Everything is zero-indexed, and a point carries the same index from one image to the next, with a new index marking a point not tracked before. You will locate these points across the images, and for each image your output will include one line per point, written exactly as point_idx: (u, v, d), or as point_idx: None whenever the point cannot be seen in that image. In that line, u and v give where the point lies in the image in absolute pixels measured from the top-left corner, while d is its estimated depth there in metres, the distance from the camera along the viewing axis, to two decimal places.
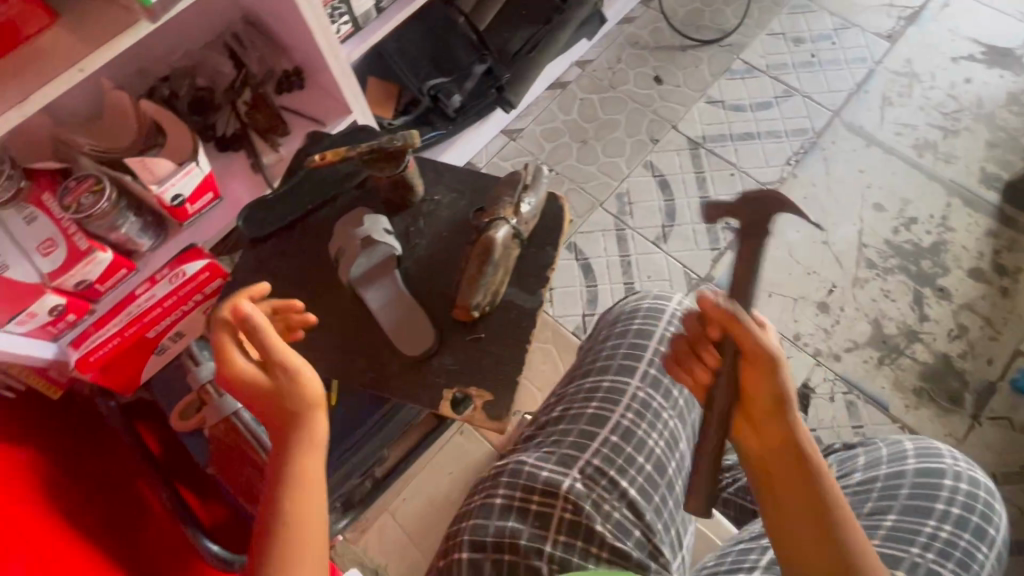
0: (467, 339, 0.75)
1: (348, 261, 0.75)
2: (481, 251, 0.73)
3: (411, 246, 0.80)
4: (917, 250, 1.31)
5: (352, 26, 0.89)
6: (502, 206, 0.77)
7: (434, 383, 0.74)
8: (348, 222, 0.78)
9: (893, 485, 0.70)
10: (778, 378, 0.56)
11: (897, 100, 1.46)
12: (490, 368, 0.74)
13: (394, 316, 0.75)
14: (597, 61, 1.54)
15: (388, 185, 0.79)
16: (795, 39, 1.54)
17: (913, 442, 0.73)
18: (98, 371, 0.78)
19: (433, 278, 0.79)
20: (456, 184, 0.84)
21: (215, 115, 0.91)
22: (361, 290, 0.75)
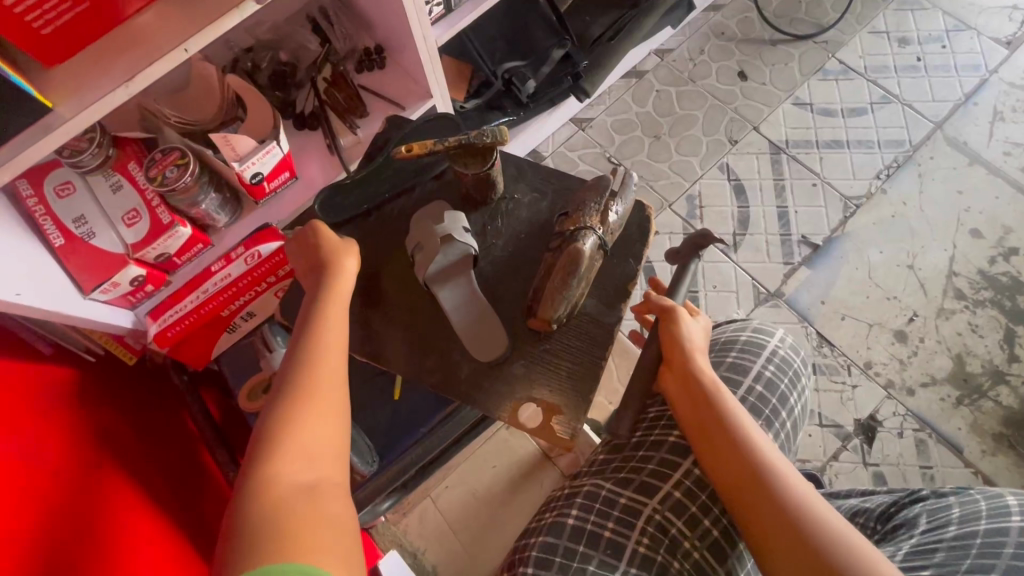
0: (539, 349, 0.73)
1: (426, 258, 0.72)
2: (567, 263, 0.69)
3: (487, 245, 0.78)
4: (1014, 284, 1.21)
5: (443, 8, 0.85)
6: (589, 212, 0.72)
7: (503, 391, 0.72)
8: (427, 216, 0.75)
9: (995, 542, 0.57)
10: (681, 330, 0.67)
11: (1009, 115, 1.33)
12: (563, 382, 0.72)
13: (468, 318, 0.72)
14: (678, 50, 1.46)
15: (471, 183, 0.76)
16: (900, 40, 1.41)
17: (1016, 497, 0.61)
18: (175, 346, 0.81)
19: (508, 282, 0.76)
20: (537, 183, 0.81)
21: (296, 92, 0.89)
22: (436, 288, 0.73)
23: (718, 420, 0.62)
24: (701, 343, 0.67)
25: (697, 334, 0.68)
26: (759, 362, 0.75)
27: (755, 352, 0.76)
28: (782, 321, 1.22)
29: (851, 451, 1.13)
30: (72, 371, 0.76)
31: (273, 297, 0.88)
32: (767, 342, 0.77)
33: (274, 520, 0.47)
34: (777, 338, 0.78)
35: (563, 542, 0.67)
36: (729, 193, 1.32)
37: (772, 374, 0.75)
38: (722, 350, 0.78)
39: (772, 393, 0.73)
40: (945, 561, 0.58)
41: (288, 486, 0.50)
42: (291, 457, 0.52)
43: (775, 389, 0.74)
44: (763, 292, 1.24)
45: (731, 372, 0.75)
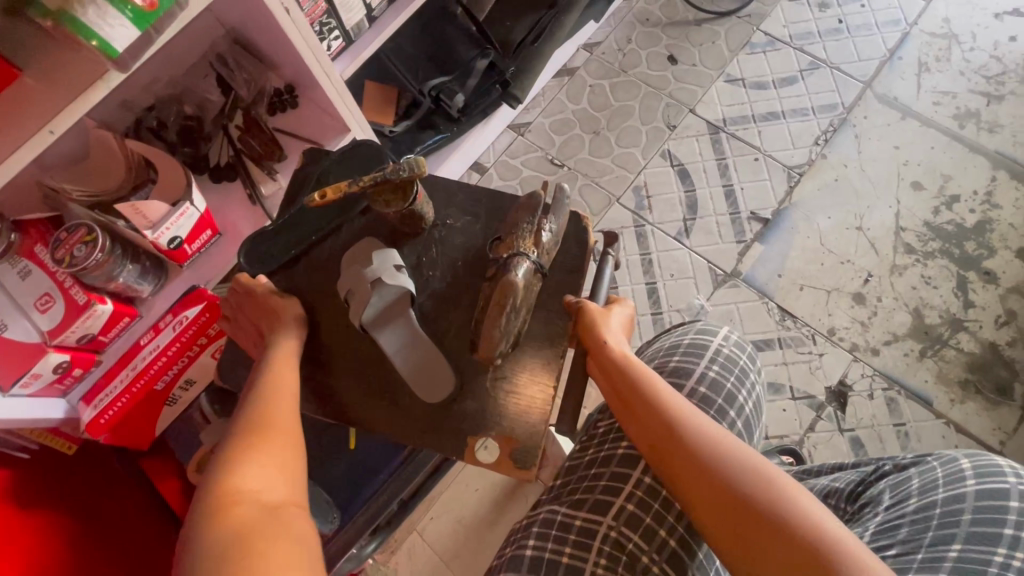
0: (491, 381, 0.71)
1: (359, 304, 0.68)
2: (500, 296, 0.65)
3: (424, 279, 0.75)
4: (960, 231, 1.23)
5: (344, 41, 0.82)
6: (521, 235, 0.70)
7: (458, 430, 0.69)
8: (356, 260, 0.72)
9: (953, 510, 0.57)
10: (593, 323, 0.67)
11: (934, 64, 1.35)
12: (515, 410, 0.70)
13: (412, 359, 0.69)
14: (605, 43, 1.45)
15: (397, 219, 0.73)
16: (820, 4, 1.42)
17: (969, 458, 0.61)
18: (110, 430, 0.76)
19: (450, 313, 0.74)
20: (469, 206, 0.79)
21: (207, 145, 0.86)
22: (375, 334, 0.69)
23: (650, 404, 0.61)
24: (615, 332, 0.67)
25: (611, 325, 0.68)
26: (702, 363, 0.75)
27: (699, 354, 0.76)
28: (742, 300, 1.22)
29: (825, 420, 1.14)
30: (10, 475, 0.70)
31: (209, 359, 0.83)
32: (710, 343, 0.77)
33: (236, 548, 0.43)
34: (720, 337, 0.78)
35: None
36: (674, 180, 1.32)
37: (717, 373, 0.74)
38: (667, 354, 0.78)
39: (717, 393, 0.73)
40: (909, 537, 0.58)
41: (249, 511, 0.47)
42: (247, 485, 0.49)
43: (721, 388, 0.73)
44: (720, 274, 1.24)
45: (674, 377, 0.75)
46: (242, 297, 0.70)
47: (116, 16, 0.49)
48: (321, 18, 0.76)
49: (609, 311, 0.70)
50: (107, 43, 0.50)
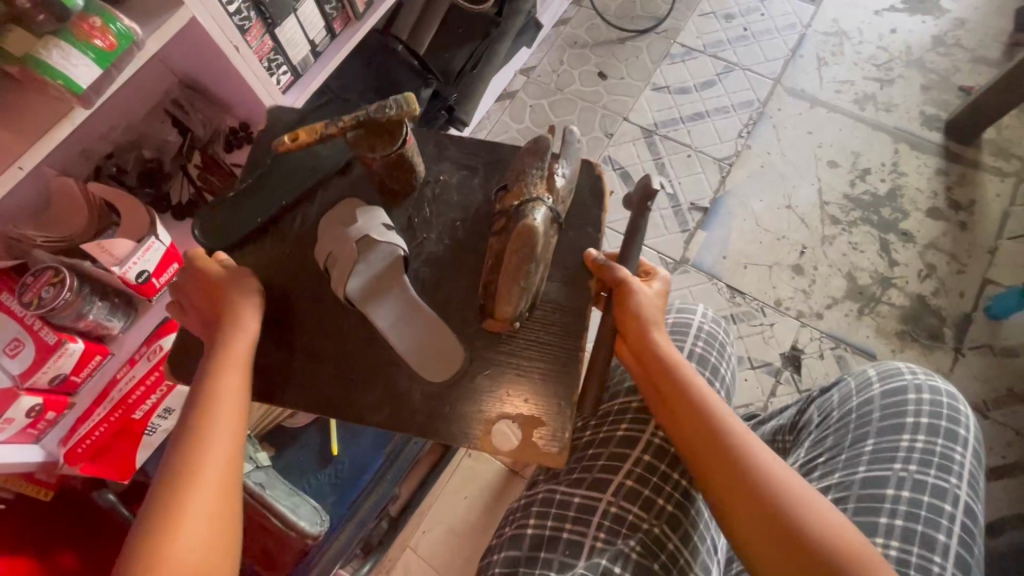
0: (500, 352, 0.68)
1: (347, 271, 0.66)
2: (522, 240, 0.63)
3: (419, 242, 0.73)
4: (876, 199, 1.35)
5: (291, 75, 0.86)
6: (530, 179, 0.67)
7: (470, 414, 0.65)
8: (338, 221, 0.70)
9: (867, 412, 0.75)
10: (635, 302, 0.65)
11: (831, 59, 1.51)
12: (535, 381, 0.67)
13: (411, 336, 0.66)
14: (540, 66, 1.57)
15: (385, 164, 0.69)
16: (725, 16, 1.59)
17: (875, 368, 0.79)
18: (87, 461, 0.78)
19: (454, 278, 0.71)
20: (463, 161, 0.77)
21: (168, 184, 0.90)
22: (367, 304, 0.66)
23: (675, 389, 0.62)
24: (657, 315, 0.66)
25: (653, 306, 0.66)
26: (688, 341, 0.81)
27: (683, 332, 0.82)
28: (693, 284, 1.31)
29: (785, 384, 1.21)
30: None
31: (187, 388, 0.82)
32: (692, 320, 0.83)
33: None
34: (699, 314, 0.85)
35: (521, 551, 0.70)
36: (618, 181, 1.42)
37: (702, 349, 0.81)
38: None
39: (704, 368, 0.79)
40: (836, 442, 0.75)
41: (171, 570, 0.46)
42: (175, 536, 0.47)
43: (707, 363, 0.80)
44: (670, 262, 1.33)
45: None
46: (197, 279, 0.65)
47: (79, 56, 0.55)
48: (269, 55, 0.81)
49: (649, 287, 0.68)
50: (73, 80, 0.55)
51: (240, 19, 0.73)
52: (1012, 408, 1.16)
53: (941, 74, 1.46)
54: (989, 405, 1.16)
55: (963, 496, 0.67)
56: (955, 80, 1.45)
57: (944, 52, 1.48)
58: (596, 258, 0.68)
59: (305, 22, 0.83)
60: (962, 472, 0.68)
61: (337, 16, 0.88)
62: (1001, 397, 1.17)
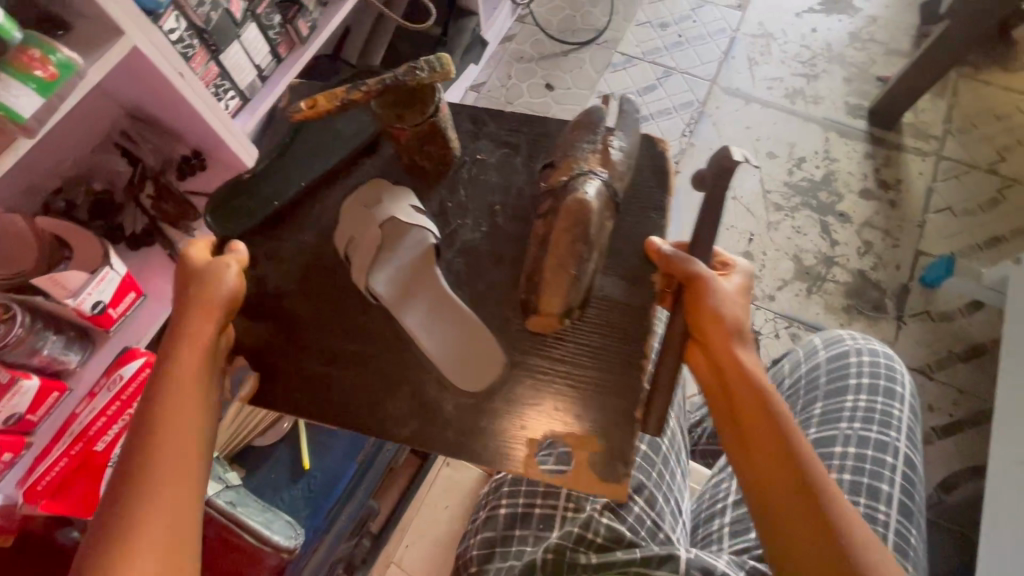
0: (548, 358, 0.66)
1: (381, 264, 0.68)
2: (576, 218, 0.63)
3: (453, 228, 0.73)
4: (813, 185, 1.44)
5: (240, 100, 0.89)
6: (580, 156, 0.68)
7: (515, 427, 0.64)
8: (366, 207, 0.71)
9: (814, 378, 0.80)
10: (714, 299, 0.61)
11: (760, 58, 1.61)
12: (585, 388, 0.65)
13: (442, 338, 0.66)
14: (489, 82, 1.62)
15: (418, 137, 0.69)
16: (660, 25, 1.68)
17: (821, 337, 0.84)
18: (49, 498, 0.75)
19: (488, 271, 0.70)
20: (503, 139, 0.78)
21: (121, 215, 0.90)
22: (398, 296, 0.68)
23: (756, 403, 0.58)
24: (737, 315, 0.62)
25: (733, 306, 0.62)
26: None
27: None
28: None
29: None
30: None
31: None
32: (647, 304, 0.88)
33: None
34: None
35: (496, 534, 0.72)
36: None
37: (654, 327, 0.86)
38: None
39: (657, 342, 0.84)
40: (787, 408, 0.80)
41: None
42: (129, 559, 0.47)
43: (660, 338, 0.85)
44: None
45: None
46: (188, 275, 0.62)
47: (20, 87, 0.56)
48: (215, 81, 0.83)
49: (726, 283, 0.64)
50: (14, 111, 0.57)
51: (183, 46, 0.76)
52: (953, 369, 1.24)
53: (860, 66, 1.58)
54: (932, 367, 1.24)
55: (903, 448, 0.71)
56: (872, 71, 1.57)
57: (861, 47, 1.60)
58: (664, 251, 0.66)
59: (249, 48, 0.86)
60: (903, 427, 0.73)
61: (281, 41, 0.91)
62: (942, 359, 1.25)
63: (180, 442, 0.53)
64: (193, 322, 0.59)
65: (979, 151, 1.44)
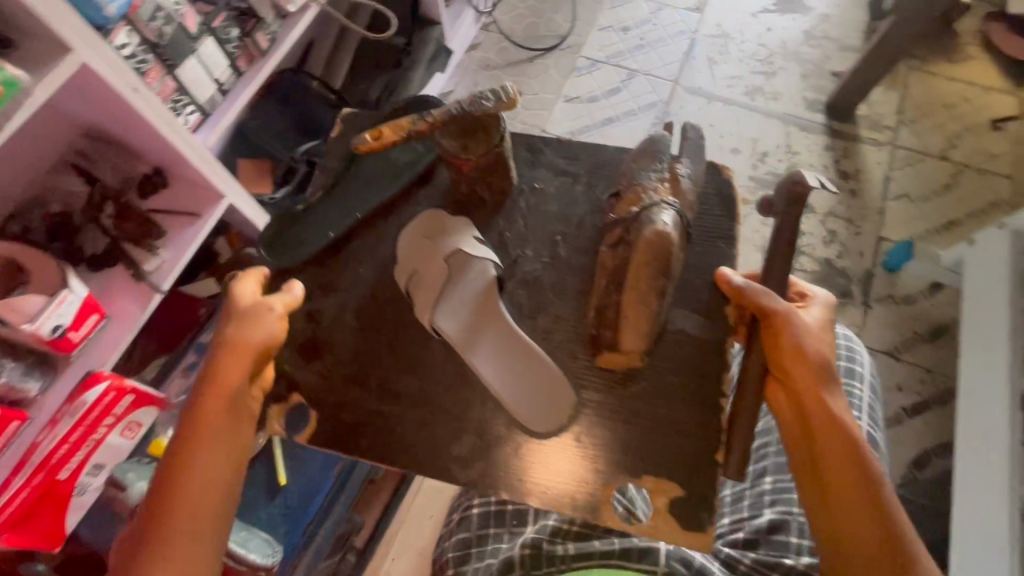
0: (623, 397, 0.69)
1: (448, 302, 0.71)
2: (655, 253, 0.63)
3: (514, 258, 0.76)
4: (777, 178, 1.48)
5: (200, 114, 0.88)
6: (649, 186, 0.69)
7: (597, 470, 0.66)
8: (427, 240, 0.74)
9: None
10: (796, 335, 0.62)
11: (720, 58, 1.65)
12: (660, 426, 0.67)
13: (512, 380, 0.69)
14: (457, 90, 1.64)
15: (478, 168, 0.73)
16: (622, 29, 1.71)
17: None
18: (10, 531, 0.73)
19: (554, 303, 0.74)
20: (560, 170, 0.81)
21: (80, 236, 0.87)
22: (464, 331, 0.70)
23: (843, 441, 0.58)
24: (824, 351, 0.62)
25: (817, 343, 0.62)
26: None
27: None
28: None
29: None
30: None
31: (115, 438, 0.81)
32: None
33: None
34: None
35: (470, 535, 0.76)
36: None
37: None
38: None
39: None
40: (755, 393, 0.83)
41: None
42: None
43: None
44: None
45: None
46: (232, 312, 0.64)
47: None
48: (172, 95, 0.82)
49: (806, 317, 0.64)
50: None
51: (136, 62, 0.76)
52: (919, 350, 1.28)
53: (815, 63, 1.63)
54: (899, 349, 1.28)
55: (864, 424, 0.73)
56: (827, 67, 1.62)
57: (815, 44, 1.66)
58: (738, 283, 0.67)
59: (207, 62, 0.85)
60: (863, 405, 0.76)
61: (240, 54, 0.91)
62: (909, 340, 1.29)
63: (201, 494, 0.56)
64: (229, 365, 0.60)
65: (931, 140, 1.50)
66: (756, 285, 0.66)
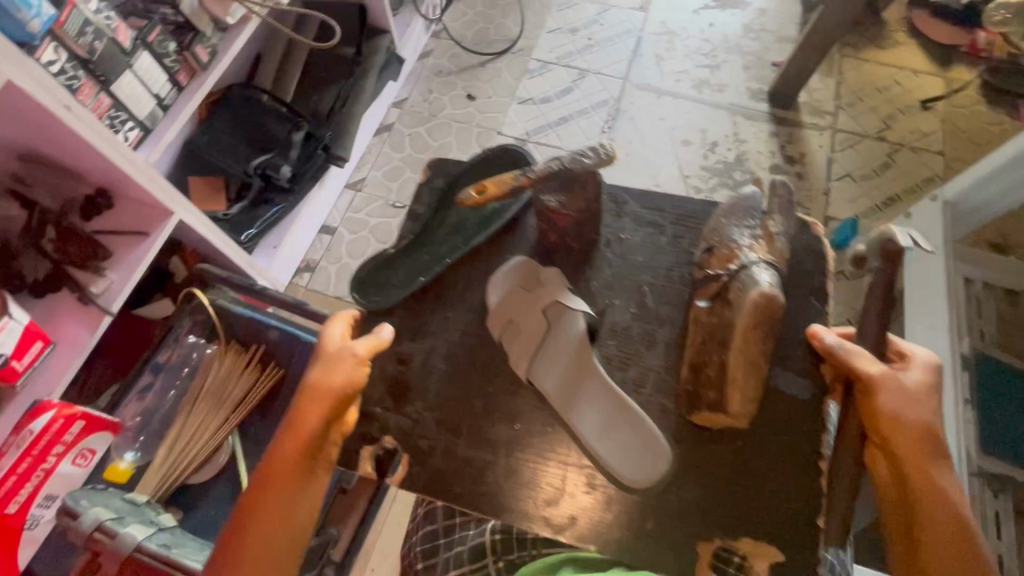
0: (721, 450, 0.76)
1: (543, 356, 0.82)
2: (764, 313, 0.72)
3: (605, 307, 0.87)
4: (727, 166, 1.53)
5: (141, 131, 0.87)
6: (742, 245, 0.80)
7: (698, 526, 0.73)
8: (530, 304, 0.84)
9: None
10: (887, 399, 0.66)
11: (666, 54, 1.71)
12: (756, 478, 0.75)
13: (608, 440, 0.77)
14: (411, 97, 1.65)
15: (574, 221, 0.84)
16: (571, 30, 1.75)
17: None
18: None
19: (645, 355, 0.83)
20: (643, 223, 0.92)
21: (18, 262, 0.83)
22: (562, 386, 0.81)
23: (939, 502, 0.61)
24: (923, 415, 0.65)
25: (915, 406, 0.65)
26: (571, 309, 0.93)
27: None
28: None
29: None
30: None
31: (67, 468, 0.80)
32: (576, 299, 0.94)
33: None
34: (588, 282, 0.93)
35: (436, 527, 0.82)
36: None
37: None
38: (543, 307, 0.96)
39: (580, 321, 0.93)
40: None
41: None
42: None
43: None
44: None
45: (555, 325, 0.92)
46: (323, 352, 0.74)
47: None
48: (109, 112, 0.81)
49: (906, 378, 0.67)
50: None
51: (67, 78, 0.74)
52: None
53: (756, 54, 1.70)
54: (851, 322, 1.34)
55: None
56: (767, 58, 1.69)
57: (755, 36, 1.73)
58: (831, 343, 0.72)
59: (144, 77, 0.84)
60: None
61: (179, 69, 0.89)
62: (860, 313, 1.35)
63: (268, 536, 0.62)
64: (314, 403, 0.69)
65: (867, 121, 1.58)
66: (850, 346, 0.72)
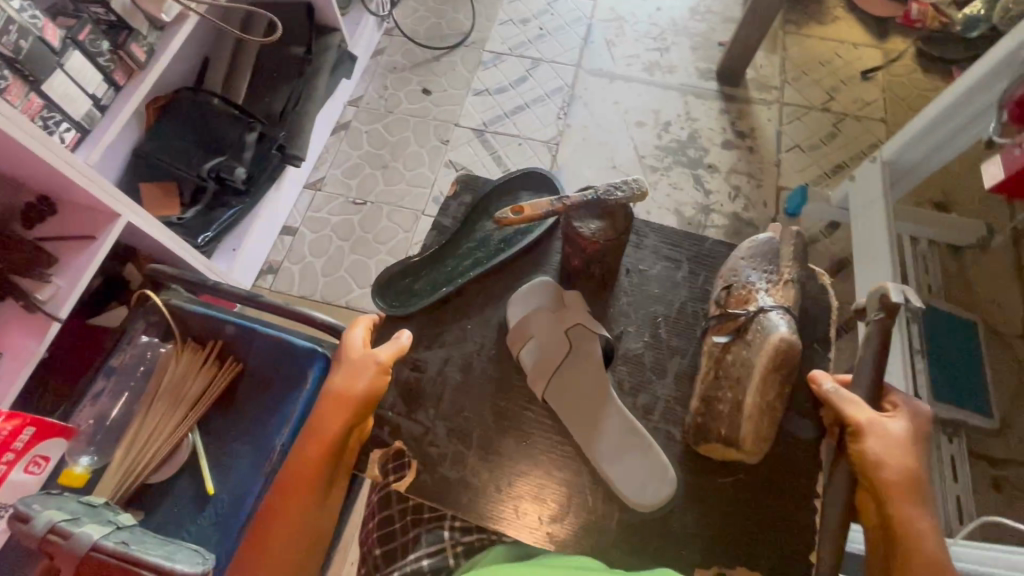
0: (724, 479, 0.80)
1: (568, 367, 0.84)
2: (782, 358, 0.75)
3: (620, 333, 0.90)
4: (680, 144, 1.57)
5: (78, 132, 0.86)
6: (758, 288, 0.83)
7: (698, 550, 0.76)
8: (552, 317, 0.85)
9: None
10: (877, 450, 0.66)
11: (616, 39, 1.74)
12: (757, 501, 0.78)
13: (622, 472, 0.79)
14: (367, 94, 1.65)
15: (602, 249, 0.84)
16: (522, 21, 1.77)
17: None
18: None
19: (654, 382, 0.87)
20: (663, 256, 0.95)
21: None
22: (579, 402, 0.83)
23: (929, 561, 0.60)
24: (912, 467, 0.65)
25: (904, 458, 0.66)
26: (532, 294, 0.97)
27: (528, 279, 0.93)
28: None
29: None
30: None
31: (19, 475, 0.78)
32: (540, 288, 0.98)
33: None
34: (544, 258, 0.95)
35: (391, 511, 0.84)
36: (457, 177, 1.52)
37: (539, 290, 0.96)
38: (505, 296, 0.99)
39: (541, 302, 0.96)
40: None
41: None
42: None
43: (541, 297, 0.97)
44: None
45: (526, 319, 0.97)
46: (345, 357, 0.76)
47: None
48: (41, 113, 0.80)
49: (896, 430, 0.67)
50: None
51: None
52: None
53: (703, 34, 1.74)
54: None
55: None
56: (713, 38, 1.73)
57: (701, 18, 1.77)
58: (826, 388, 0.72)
59: (78, 76, 0.83)
60: None
61: (115, 68, 0.89)
62: None
63: (289, 534, 0.67)
64: (332, 412, 0.71)
65: (812, 94, 1.63)
66: (845, 392, 0.71)
